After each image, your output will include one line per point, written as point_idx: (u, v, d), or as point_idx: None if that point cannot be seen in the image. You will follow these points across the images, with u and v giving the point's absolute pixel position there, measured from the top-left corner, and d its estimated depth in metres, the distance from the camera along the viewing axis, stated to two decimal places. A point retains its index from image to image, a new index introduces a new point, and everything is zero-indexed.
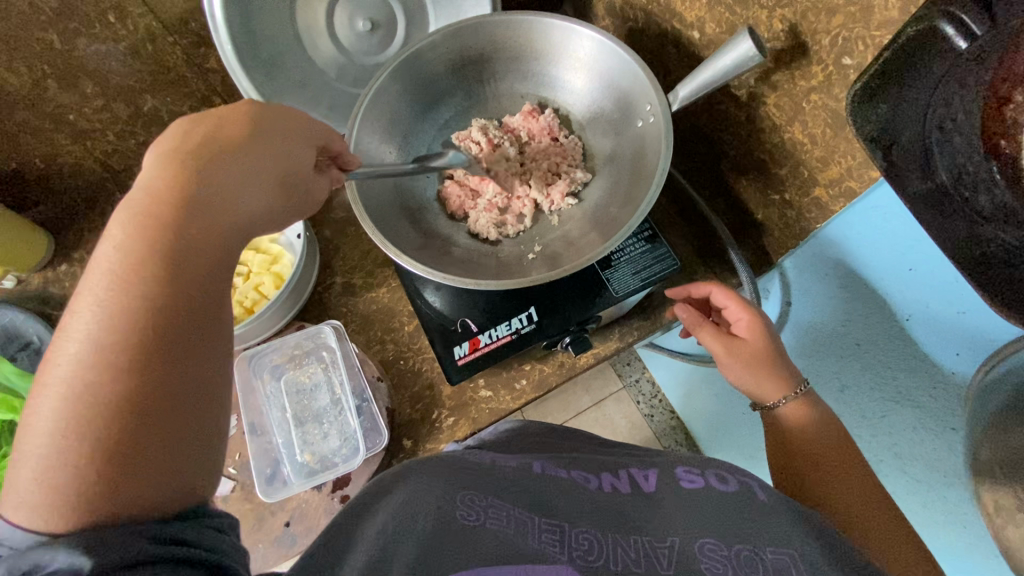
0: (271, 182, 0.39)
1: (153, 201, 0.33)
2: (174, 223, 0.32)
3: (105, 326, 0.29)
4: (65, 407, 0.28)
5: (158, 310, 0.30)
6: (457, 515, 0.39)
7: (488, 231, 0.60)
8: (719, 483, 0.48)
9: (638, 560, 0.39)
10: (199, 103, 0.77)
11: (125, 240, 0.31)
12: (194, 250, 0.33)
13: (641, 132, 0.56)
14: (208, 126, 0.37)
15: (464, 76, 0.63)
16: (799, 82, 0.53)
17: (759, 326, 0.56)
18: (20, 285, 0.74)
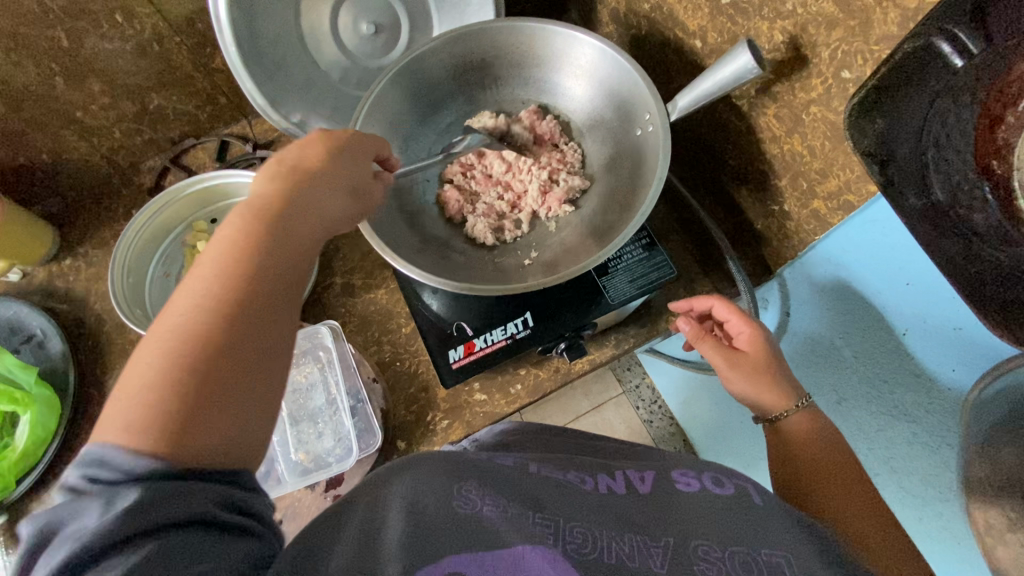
0: (346, 195, 0.42)
1: (256, 207, 0.37)
2: (277, 226, 0.36)
3: (209, 301, 0.32)
4: (166, 361, 0.30)
5: (260, 296, 0.33)
6: (455, 506, 0.39)
7: (485, 236, 0.60)
8: (716, 486, 0.49)
9: (631, 556, 0.39)
10: (205, 102, 0.78)
11: (239, 226, 0.35)
12: (287, 248, 0.36)
13: (640, 140, 0.56)
14: (310, 153, 0.42)
15: (465, 80, 0.63)
16: (799, 94, 0.52)
17: (761, 340, 0.56)
18: (25, 279, 0.75)
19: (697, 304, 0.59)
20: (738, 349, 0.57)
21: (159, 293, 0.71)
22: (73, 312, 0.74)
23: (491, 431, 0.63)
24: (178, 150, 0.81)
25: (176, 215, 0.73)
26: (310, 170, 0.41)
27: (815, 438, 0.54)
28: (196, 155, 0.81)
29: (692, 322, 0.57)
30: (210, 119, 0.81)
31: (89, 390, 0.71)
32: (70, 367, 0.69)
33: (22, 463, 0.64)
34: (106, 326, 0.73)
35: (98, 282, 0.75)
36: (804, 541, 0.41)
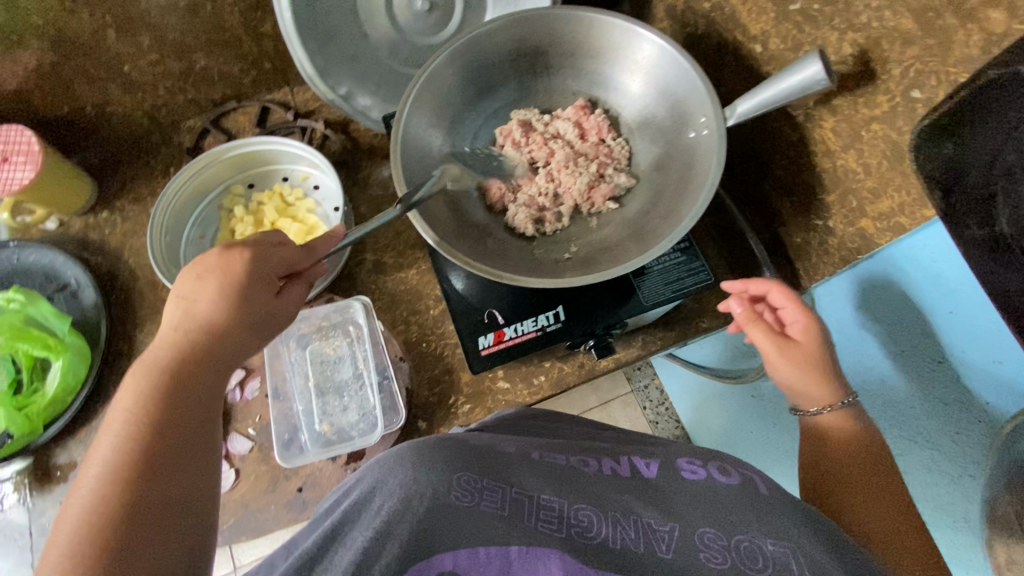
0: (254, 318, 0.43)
1: (156, 357, 0.39)
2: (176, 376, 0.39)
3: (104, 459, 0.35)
4: (70, 536, 0.32)
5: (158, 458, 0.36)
6: (451, 497, 0.43)
7: (526, 226, 0.59)
8: (721, 476, 0.50)
9: (636, 540, 0.43)
10: (250, 66, 0.77)
11: (131, 389, 0.38)
12: (186, 399, 0.39)
13: (693, 143, 0.55)
14: (201, 285, 0.42)
15: (519, 67, 0.62)
16: (862, 109, 0.52)
17: (816, 331, 0.53)
18: (62, 228, 0.76)
19: (752, 287, 0.56)
20: (791, 338, 0.54)
21: (193, 254, 0.71)
22: (107, 265, 0.74)
23: (498, 414, 0.62)
24: (219, 112, 0.79)
25: (215, 177, 0.72)
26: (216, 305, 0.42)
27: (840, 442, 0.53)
28: (236, 119, 0.80)
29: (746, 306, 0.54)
30: (252, 84, 0.80)
31: (117, 344, 0.71)
32: (102, 319, 0.69)
33: (51, 408, 0.65)
34: (137, 282, 0.73)
35: (132, 237, 0.76)
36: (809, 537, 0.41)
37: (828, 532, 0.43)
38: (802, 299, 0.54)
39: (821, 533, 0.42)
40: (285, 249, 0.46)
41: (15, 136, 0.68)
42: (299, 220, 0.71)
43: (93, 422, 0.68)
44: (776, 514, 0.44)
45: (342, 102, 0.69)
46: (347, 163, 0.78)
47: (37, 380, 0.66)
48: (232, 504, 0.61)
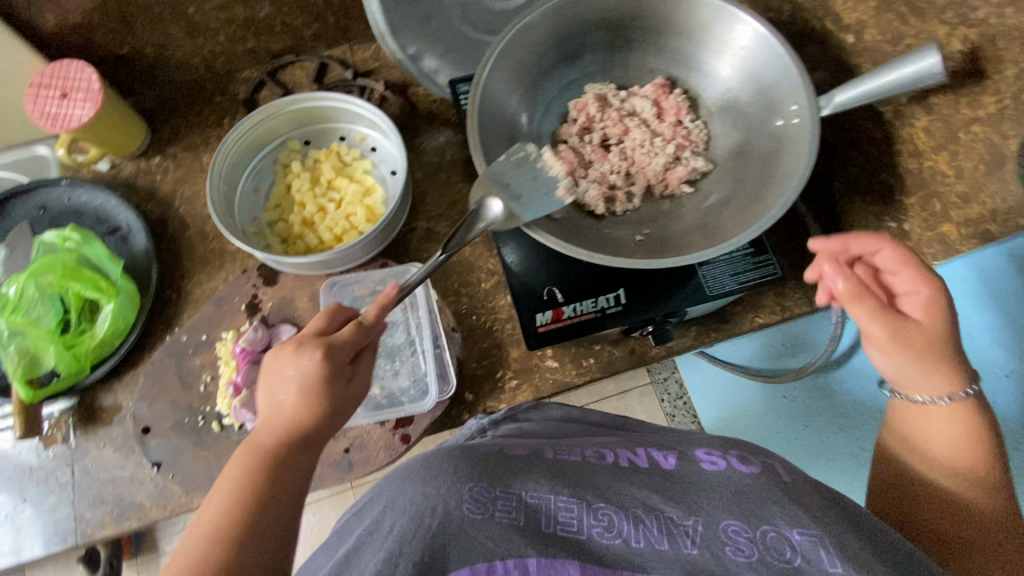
0: (336, 403, 0.45)
1: (254, 447, 0.42)
2: (265, 467, 0.41)
3: (192, 542, 0.37)
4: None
5: (236, 551, 0.37)
6: (463, 510, 0.42)
7: (597, 203, 0.58)
8: (740, 464, 0.48)
9: (660, 536, 0.42)
10: (312, 19, 0.74)
11: (234, 468, 0.41)
12: (280, 475, 0.41)
13: (780, 131, 0.54)
14: (288, 378, 0.44)
15: (600, 39, 0.60)
16: (963, 109, 0.51)
17: (939, 306, 0.47)
18: (113, 170, 0.75)
19: (855, 245, 0.49)
20: (905, 312, 0.48)
21: (247, 207, 0.70)
22: (157, 210, 0.73)
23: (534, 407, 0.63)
24: (277, 64, 0.78)
25: (273, 130, 0.71)
26: (299, 388, 0.44)
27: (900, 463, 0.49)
28: (293, 73, 0.78)
29: (848, 275, 0.48)
30: (312, 38, 0.77)
31: (165, 291, 0.70)
32: (152, 266, 0.69)
33: (99, 350, 0.65)
34: (187, 231, 0.72)
35: (183, 185, 0.74)
36: (847, 531, 0.41)
37: (874, 533, 0.41)
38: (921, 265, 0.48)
39: (858, 530, 0.41)
40: (355, 331, 0.47)
41: (76, 73, 0.66)
42: (356, 180, 0.70)
43: (139, 368, 0.67)
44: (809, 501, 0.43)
45: (409, 63, 0.68)
46: (404, 127, 0.76)
47: (87, 321, 0.66)
48: None
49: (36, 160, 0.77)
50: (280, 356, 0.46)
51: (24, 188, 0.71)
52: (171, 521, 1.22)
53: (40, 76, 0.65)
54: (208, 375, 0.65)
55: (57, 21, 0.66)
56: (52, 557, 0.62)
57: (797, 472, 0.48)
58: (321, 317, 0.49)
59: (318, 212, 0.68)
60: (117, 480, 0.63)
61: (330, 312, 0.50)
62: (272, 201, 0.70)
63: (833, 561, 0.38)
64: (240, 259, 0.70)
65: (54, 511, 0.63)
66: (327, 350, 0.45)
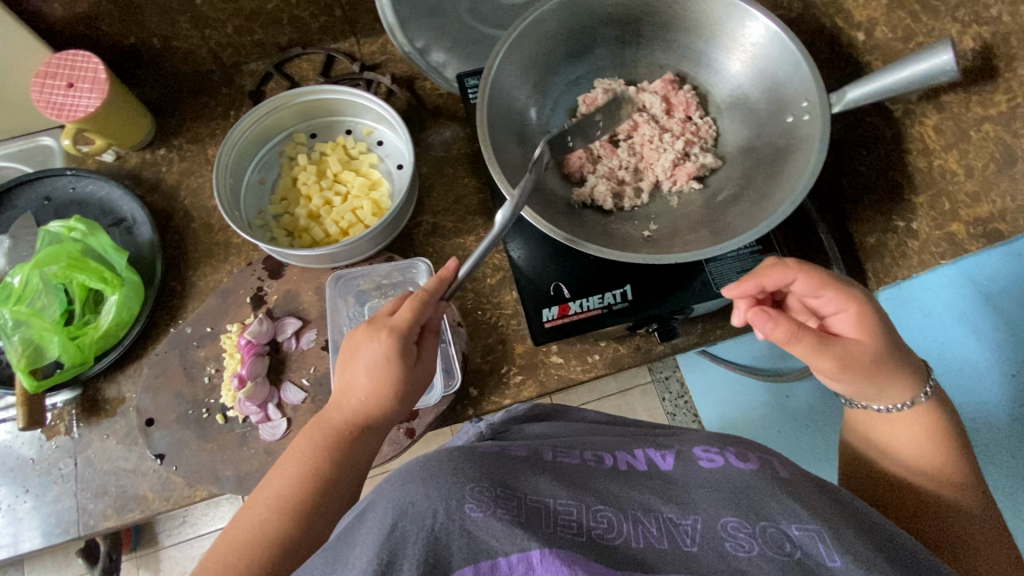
0: (397, 393, 0.49)
1: (327, 422, 0.49)
2: (330, 451, 0.47)
3: (267, 496, 0.45)
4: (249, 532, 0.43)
5: (299, 511, 0.44)
6: (465, 508, 0.40)
7: (605, 198, 0.58)
8: (738, 460, 0.48)
9: (659, 537, 0.42)
10: (320, 11, 0.74)
11: (308, 438, 0.48)
12: (344, 450, 0.47)
13: (790, 128, 0.54)
14: (360, 360, 0.49)
15: (610, 34, 0.60)
16: (973, 108, 0.50)
17: (868, 323, 0.46)
18: (119, 161, 0.74)
19: (768, 279, 0.49)
20: (838, 333, 0.47)
21: (253, 199, 0.70)
22: (162, 202, 0.73)
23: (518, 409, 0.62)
24: (284, 57, 0.78)
25: (281, 122, 0.71)
26: (368, 372, 0.48)
27: (897, 471, 0.48)
28: (301, 66, 0.78)
29: (778, 316, 0.44)
30: (320, 31, 0.77)
31: (170, 283, 0.70)
32: (157, 257, 0.69)
33: (104, 341, 0.65)
34: (192, 223, 0.72)
35: (188, 177, 0.74)
36: (842, 522, 0.41)
37: (870, 528, 0.41)
38: (836, 281, 0.47)
39: (855, 524, 0.41)
40: (419, 319, 0.49)
41: (82, 62, 0.66)
42: (362, 174, 0.70)
43: (142, 360, 0.67)
44: (807, 495, 0.44)
45: (417, 56, 0.68)
46: (410, 121, 0.75)
47: (90, 312, 0.66)
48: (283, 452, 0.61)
49: (41, 150, 0.77)
50: (355, 339, 0.50)
51: (29, 177, 0.71)
52: (171, 514, 1.21)
53: (47, 65, 0.65)
54: (212, 368, 0.65)
55: (65, 10, 0.65)
56: (53, 547, 0.62)
57: (796, 467, 0.48)
58: (395, 300, 0.53)
59: (324, 205, 0.67)
60: (119, 471, 0.63)
61: (397, 299, 0.53)
62: (278, 193, 0.70)
63: (830, 554, 0.39)
64: (245, 251, 0.70)
65: (57, 501, 0.63)
66: (395, 331, 0.48)
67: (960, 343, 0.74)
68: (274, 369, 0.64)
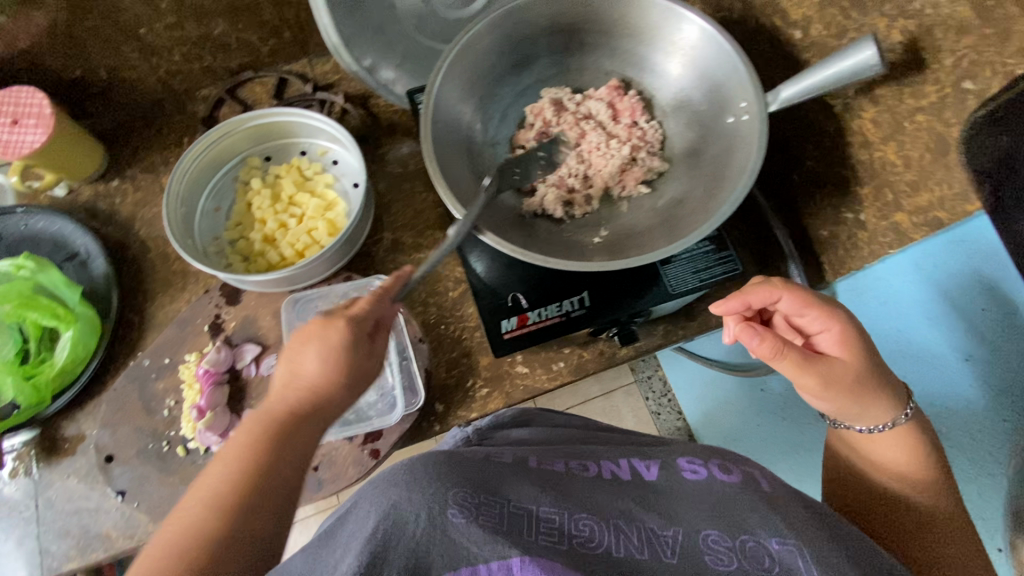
0: (351, 388, 0.44)
1: (264, 421, 0.42)
2: (276, 447, 0.40)
3: (189, 514, 0.37)
4: (164, 562, 0.35)
5: (230, 532, 0.37)
6: (447, 515, 0.39)
7: (555, 208, 0.58)
8: (722, 474, 0.49)
9: (640, 547, 0.42)
10: (269, 34, 0.74)
11: (242, 440, 0.41)
12: (284, 457, 0.40)
13: (731, 129, 0.54)
14: (310, 350, 0.43)
15: (553, 44, 0.61)
16: (907, 100, 0.53)
17: (853, 341, 0.47)
18: (71, 195, 0.73)
19: (753, 298, 0.48)
20: (823, 352, 0.47)
21: (208, 226, 0.69)
22: (116, 234, 0.72)
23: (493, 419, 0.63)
24: (236, 81, 0.77)
25: (232, 147, 0.70)
26: (319, 364, 0.43)
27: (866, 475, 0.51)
28: (253, 89, 0.78)
29: (762, 330, 0.44)
30: (270, 54, 0.77)
31: (128, 316, 0.69)
32: (113, 290, 0.67)
33: (60, 380, 0.63)
34: (148, 253, 0.71)
35: (143, 207, 0.73)
36: (821, 535, 0.42)
37: (846, 535, 0.43)
38: (816, 300, 0.48)
39: (832, 533, 0.42)
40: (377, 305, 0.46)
41: (26, 98, 0.65)
42: (317, 195, 0.69)
43: (101, 396, 0.66)
44: (788, 506, 0.44)
45: (366, 75, 0.67)
46: (365, 139, 0.75)
47: (45, 351, 0.64)
48: None
49: None
50: (305, 328, 0.45)
51: None
52: None
53: None
54: (172, 400, 0.64)
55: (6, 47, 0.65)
56: None
57: (778, 481, 0.49)
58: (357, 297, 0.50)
59: (279, 228, 0.67)
60: (81, 511, 0.61)
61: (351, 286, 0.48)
62: (233, 218, 0.69)
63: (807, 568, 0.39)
64: (204, 279, 0.69)
65: (19, 546, 0.61)
66: (351, 317, 0.45)
67: (915, 327, 0.75)
68: (235, 397, 0.63)
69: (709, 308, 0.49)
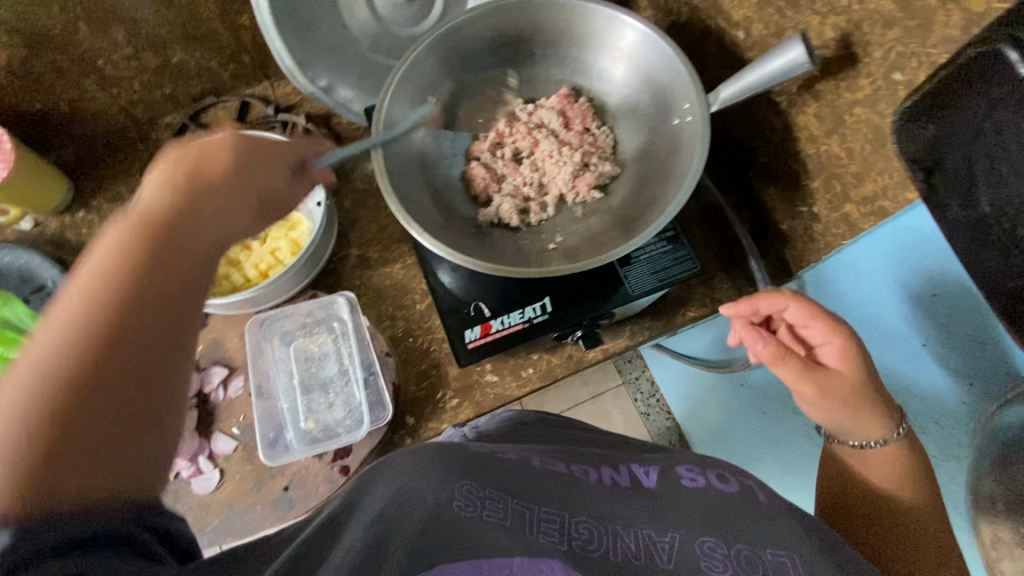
0: (253, 213, 0.42)
1: (144, 218, 0.35)
2: (160, 255, 0.33)
3: (61, 321, 0.28)
4: (36, 379, 0.27)
5: (127, 326, 0.30)
6: (455, 509, 0.36)
7: (511, 217, 0.59)
8: (720, 483, 0.50)
9: (637, 552, 0.42)
10: (227, 60, 0.75)
11: (118, 242, 0.33)
12: (185, 261, 0.34)
13: (676, 130, 0.55)
14: (200, 166, 0.39)
15: (501, 56, 0.61)
16: (844, 94, 0.52)
17: (854, 357, 0.49)
18: (38, 229, 0.74)
19: (763, 304, 0.49)
20: (823, 364, 0.50)
21: None
22: None
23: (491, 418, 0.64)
24: (198, 107, 0.78)
25: None
26: (210, 177, 0.39)
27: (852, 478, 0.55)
28: (216, 114, 0.79)
29: (767, 338, 0.46)
30: (231, 79, 0.78)
31: None
32: None
33: None
34: None
35: None
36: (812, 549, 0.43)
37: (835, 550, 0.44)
38: (825, 315, 0.49)
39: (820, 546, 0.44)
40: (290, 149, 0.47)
41: None
42: None
43: None
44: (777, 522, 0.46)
45: (322, 95, 0.68)
46: None
47: None
48: (219, 504, 0.60)
49: None
50: (190, 148, 0.40)
51: None
52: None
53: None
54: None
55: None
56: None
57: (772, 494, 0.50)
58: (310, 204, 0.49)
59: (242, 250, 0.68)
60: None
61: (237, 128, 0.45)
62: None
63: None
64: None
65: None
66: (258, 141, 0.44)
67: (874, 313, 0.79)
68: (204, 421, 0.63)
69: (720, 308, 0.49)
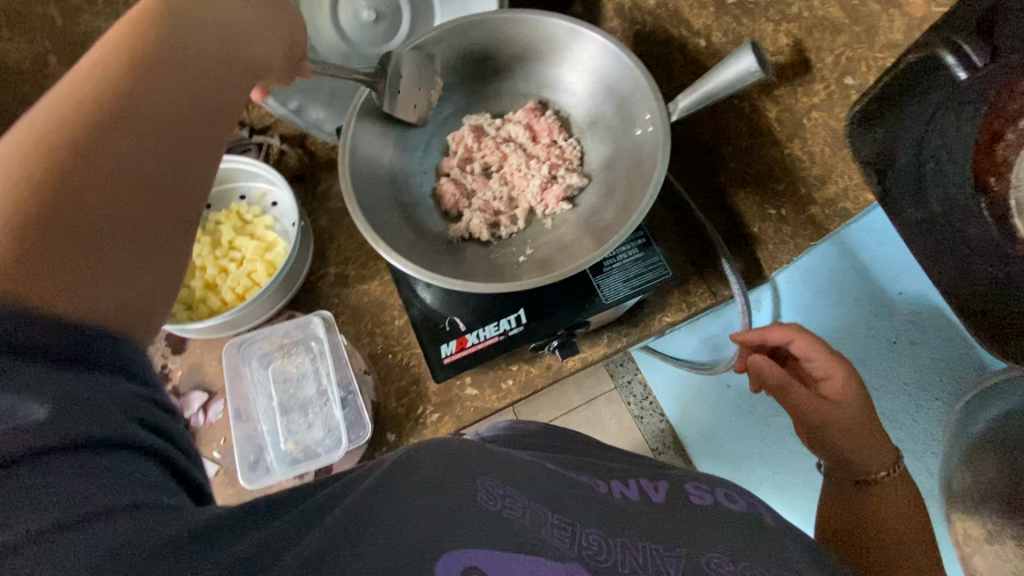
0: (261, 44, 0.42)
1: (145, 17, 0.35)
2: (156, 61, 0.34)
3: (71, 94, 0.31)
4: (43, 135, 0.29)
5: (129, 112, 0.32)
6: (477, 498, 0.31)
7: (481, 231, 0.59)
8: (728, 502, 0.50)
9: (645, 565, 0.37)
10: None
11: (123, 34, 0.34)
12: (187, 67, 0.36)
13: (639, 140, 0.56)
14: None
15: (464, 73, 0.63)
16: (801, 99, 0.53)
17: (852, 391, 0.56)
18: None
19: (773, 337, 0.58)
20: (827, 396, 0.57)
21: None
22: None
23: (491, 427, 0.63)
24: None
25: None
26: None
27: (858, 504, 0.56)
28: None
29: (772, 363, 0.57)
30: None
31: None
32: None
33: None
34: None
35: None
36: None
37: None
38: (828, 352, 0.57)
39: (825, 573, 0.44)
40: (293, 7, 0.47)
41: None
42: (257, 237, 0.70)
43: None
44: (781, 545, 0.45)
45: (293, 117, 0.69)
46: (303, 177, 0.77)
47: None
48: None
49: None
50: None
51: None
52: None
53: None
54: None
55: None
56: None
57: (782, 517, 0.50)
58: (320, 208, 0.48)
59: (219, 273, 0.68)
60: None
61: None
62: None
63: None
64: None
65: None
66: None
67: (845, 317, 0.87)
68: None
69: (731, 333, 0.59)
